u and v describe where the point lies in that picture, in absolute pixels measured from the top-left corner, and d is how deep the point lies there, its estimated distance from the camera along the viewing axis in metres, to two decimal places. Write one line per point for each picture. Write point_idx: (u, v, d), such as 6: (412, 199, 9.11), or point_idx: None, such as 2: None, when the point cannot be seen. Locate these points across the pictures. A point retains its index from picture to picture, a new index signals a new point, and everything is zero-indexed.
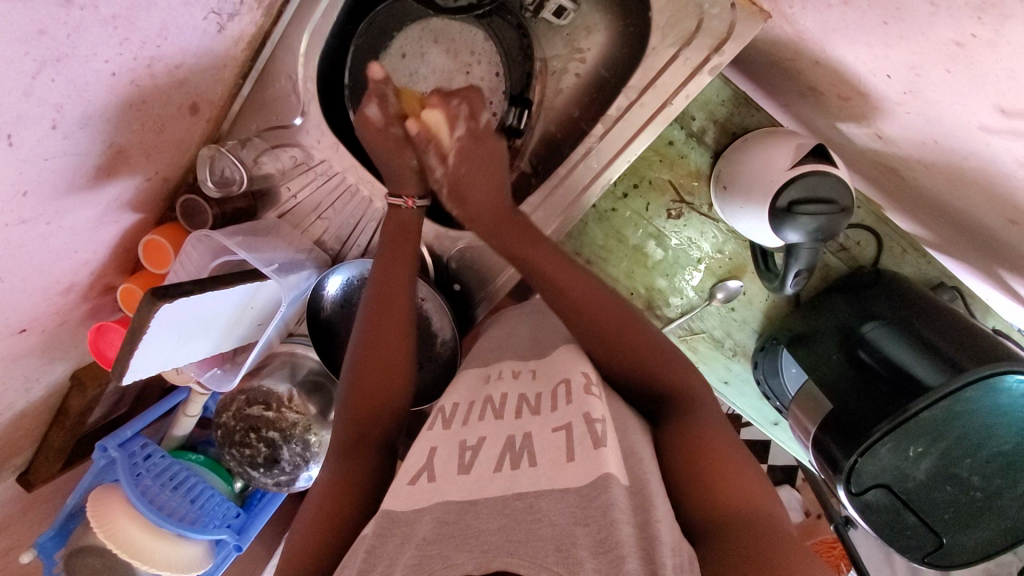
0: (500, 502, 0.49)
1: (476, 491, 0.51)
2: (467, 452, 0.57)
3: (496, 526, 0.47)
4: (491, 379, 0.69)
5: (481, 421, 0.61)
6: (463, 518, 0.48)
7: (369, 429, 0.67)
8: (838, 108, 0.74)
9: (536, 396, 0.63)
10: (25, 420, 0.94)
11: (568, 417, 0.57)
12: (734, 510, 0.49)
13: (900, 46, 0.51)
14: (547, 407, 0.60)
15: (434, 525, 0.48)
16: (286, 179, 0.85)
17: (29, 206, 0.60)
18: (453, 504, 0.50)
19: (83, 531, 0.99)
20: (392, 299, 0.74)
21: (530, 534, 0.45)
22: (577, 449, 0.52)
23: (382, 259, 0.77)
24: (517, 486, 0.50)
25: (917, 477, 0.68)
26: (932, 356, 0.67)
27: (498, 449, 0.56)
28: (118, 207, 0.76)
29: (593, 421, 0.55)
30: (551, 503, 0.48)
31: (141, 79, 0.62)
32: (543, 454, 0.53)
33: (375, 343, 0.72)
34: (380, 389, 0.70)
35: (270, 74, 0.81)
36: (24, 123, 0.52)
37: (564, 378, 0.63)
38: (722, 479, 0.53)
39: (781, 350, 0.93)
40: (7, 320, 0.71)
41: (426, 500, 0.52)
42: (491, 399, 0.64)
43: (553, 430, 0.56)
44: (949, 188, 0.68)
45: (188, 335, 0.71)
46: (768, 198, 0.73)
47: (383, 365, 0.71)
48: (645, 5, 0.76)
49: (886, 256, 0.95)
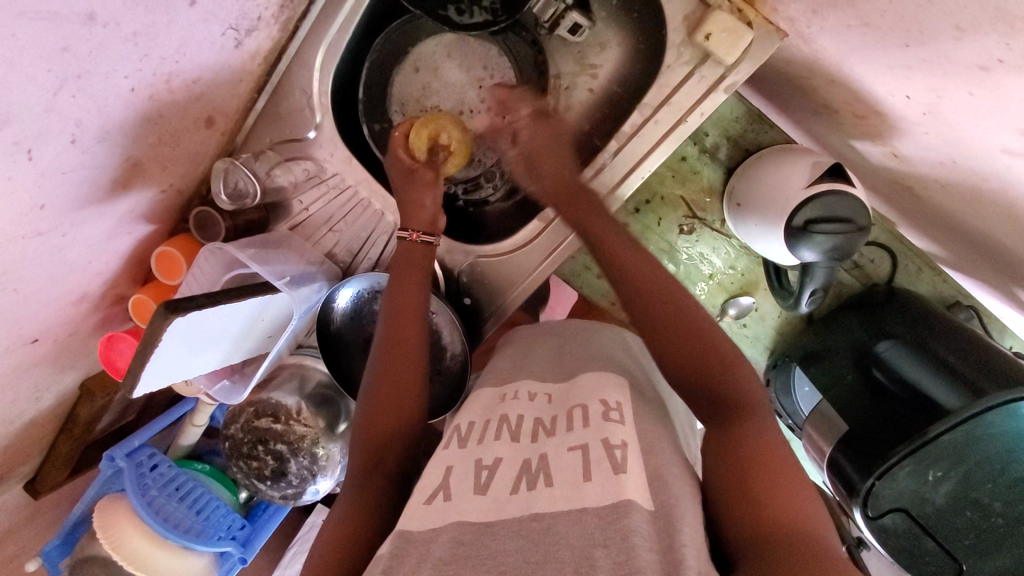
0: (517, 524, 0.48)
1: (495, 512, 0.51)
2: (484, 472, 0.56)
3: (514, 547, 0.46)
4: (507, 398, 0.68)
5: (496, 441, 0.60)
6: (481, 540, 0.47)
7: (382, 461, 0.66)
8: (853, 126, 0.74)
9: (551, 417, 0.62)
10: (35, 427, 0.94)
11: (586, 438, 0.56)
12: (789, 527, 0.45)
13: (921, 68, 0.50)
14: (562, 429, 0.60)
15: (450, 546, 0.47)
16: (298, 192, 0.86)
17: (46, 218, 0.61)
18: (470, 525, 0.49)
19: (88, 540, 0.98)
20: (402, 331, 0.73)
21: (550, 556, 0.45)
22: (594, 470, 0.52)
23: (393, 285, 0.76)
24: (534, 506, 0.50)
25: (936, 501, 0.65)
26: (947, 376, 0.68)
27: (516, 471, 0.55)
28: (133, 218, 0.77)
29: (610, 446, 0.54)
30: (571, 525, 0.47)
31: (160, 93, 0.63)
32: (560, 476, 0.53)
33: (387, 369, 0.71)
34: (391, 416, 0.69)
35: (285, 89, 0.81)
36: (44, 137, 0.53)
37: (581, 403, 0.62)
38: (778, 489, 0.48)
39: (794, 368, 0.92)
40: (19, 329, 0.71)
41: (440, 520, 0.51)
42: (506, 418, 0.63)
43: (568, 450, 0.56)
44: (966, 208, 0.68)
45: (201, 345, 0.71)
46: (785, 215, 0.72)
47: (395, 392, 0.70)
48: (659, 9, 0.72)
49: (901, 275, 0.93)
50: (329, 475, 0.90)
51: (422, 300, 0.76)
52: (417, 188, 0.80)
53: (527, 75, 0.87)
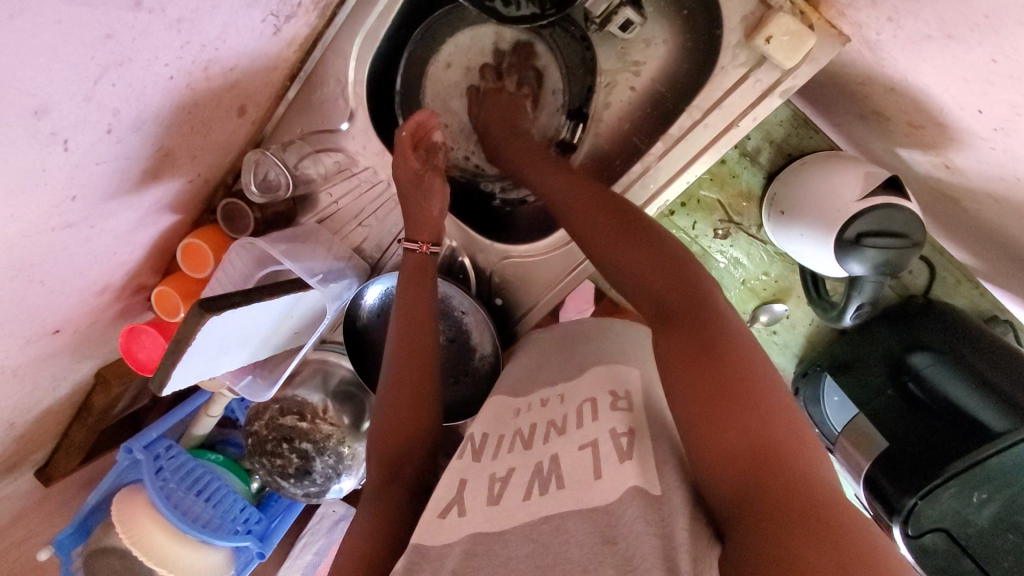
0: (527, 528, 0.45)
1: (503, 519, 0.48)
2: (495, 484, 0.53)
3: (523, 554, 0.43)
4: (518, 411, 0.63)
5: (510, 454, 0.57)
6: (490, 547, 0.45)
7: (400, 471, 0.65)
8: (904, 135, 0.71)
9: (562, 417, 0.58)
10: (50, 415, 0.92)
11: (594, 434, 0.51)
12: (785, 486, 0.40)
13: (1004, 85, 0.48)
14: (573, 426, 0.55)
15: (461, 558, 0.45)
16: (327, 184, 0.83)
17: (76, 210, 0.58)
18: (480, 535, 0.47)
19: (102, 532, 0.96)
20: (407, 331, 0.71)
21: (557, 558, 0.42)
22: (603, 465, 0.48)
23: (403, 293, 0.73)
24: (542, 509, 0.47)
25: (978, 522, 0.64)
26: (994, 397, 0.67)
27: (528, 474, 0.52)
28: (159, 208, 0.74)
29: (617, 436, 0.50)
30: (579, 522, 0.44)
31: (197, 82, 0.60)
32: (571, 476, 0.49)
33: (397, 373, 0.69)
34: (408, 424, 0.67)
35: (320, 77, 0.78)
36: (82, 128, 0.50)
37: (591, 396, 0.58)
38: (785, 447, 0.42)
39: (823, 376, 0.91)
40: (43, 320, 0.69)
41: (455, 534, 0.49)
42: (520, 431, 0.59)
43: (579, 449, 0.51)
44: (1018, 225, 0.66)
45: (228, 345, 0.69)
46: (836, 227, 0.70)
47: (407, 405, 0.68)
48: (715, 8, 0.69)
49: (938, 287, 0.92)
50: (354, 474, 0.89)
51: (433, 310, 0.72)
52: (427, 194, 0.77)
53: (575, 74, 0.85)
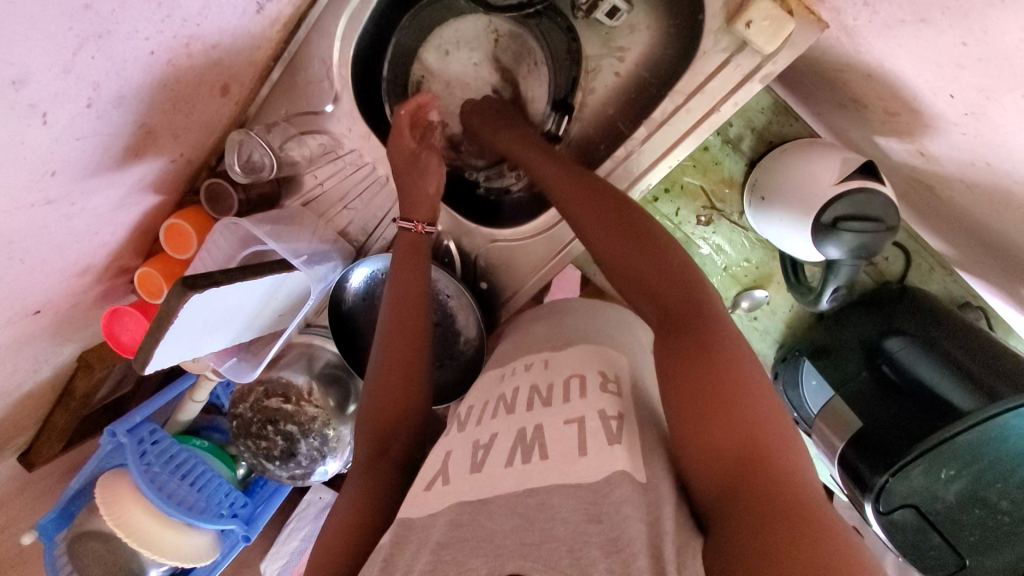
0: (512, 500, 0.45)
1: (488, 488, 0.47)
2: (479, 451, 0.52)
3: (510, 528, 0.43)
4: (505, 376, 0.64)
5: (494, 419, 0.56)
6: (477, 519, 0.44)
7: (388, 448, 0.65)
8: (881, 122, 0.73)
9: (547, 386, 0.57)
10: (31, 399, 0.92)
11: (581, 411, 0.52)
12: (767, 485, 0.41)
13: (974, 68, 0.50)
14: (559, 399, 0.55)
15: (447, 529, 0.45)
16: (312, 166, 0.83)
17: (56, 185, 0.58)
18: (466, 505, 0.46)
19: (85, 516, 0.95)
20: (402, 323, 0.71)
21: (544, 535, 0.41)
22: (590, 442, 0.48)
23: (393, 283, 0.73)
24: (530, 480, 0.46)
25: (947, 498, 0.66)
26: (963, 379, 0.69)
27: (512, 442, 0.51)
28: (141, 187, 0.73)
29: (607, 418, 0.50)
30: (564, 498, 0.43)
31: (178, 58, 0.59)
32: (555, 448, 0.48)
33: (389, 360, 0.69)
34: (396, 404, 0.67)
35: (304, 58, 0.78)
36: (60, 101, 0.50)
37: (579, 372, 0.58)
38: (770, 447, 0.44)
39: (802, 361, 0.93)
40: (23, 300, 0.69)
41: (440, 504, 0.48)
42: (503, 396, 0.59)
43: (565, 423, 0.51)
44: (989, 210, 0.68)
45: (212, 325, 0.69)
46: (813, 212, 0.72)
47: (394, 393, 0.68)
48: None
49: (913, 273, 0.94)
50: (339, 456, 0.90)
51: (421, 297, 0.73)
52: (423, 175, 0.77)
53: (561, 66, 0.85)
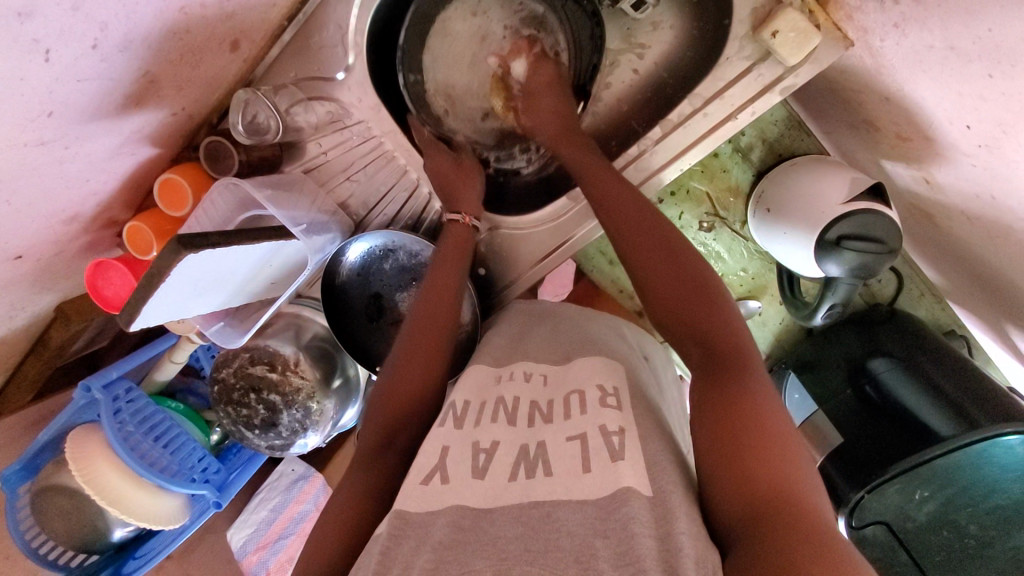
0: (517, 510, 0.45)
1: (493, 497, 0.47)
2: (481, 455, 0.52)
3: (514, 535, 0.42)
4: (502, 380, 0.62)
5: (493, 424, 0.56)
6: (479, 525, 0.44)
7: (392, 443, 0.63)
8: (890, 146, 0.74)
9: (547, 403, 0.57)
10: (3, 346, 0.89)
11: (583, 427, 0.52)
12: (795, 517, 0.40)
13: (995, 101, 0.50)
14: (559, 416, 0.55)
15: (448, 531, 0.44)
16: (317, 134, 0.81)
17: (52, 126, 0.55)
18: (468, 510, 0.46)
19: (52, 470, 0.93)
20: (425, 317, 0.70)
21: (549, 544, 0.41)
22: (593, 461, 0.48)
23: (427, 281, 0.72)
24: (534, 493, 0.46)
25: (918, 518, 0.68)
26: (946, 407, 0.70)
27: (513, 456, 0.51)
28: (138, 138, 0.71)
29: (608, 433, 0.50)
30: (570, 512, 0.43)
31: (191, 7, 0.57)
32: (558, 466, 0.49)
33: (409, 355, 0.68)
34: (409, 395, 0.66)
35: (319, 21, 0.76)
36: (65, 39, 0.47)
37: (578, 387, 0.58)
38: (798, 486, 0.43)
39: (787, 374, 0.96)
40: (5, 243, 0.66)
41: (439, 503, 0.47)
42: (502, 400, 0.58)
43: (566, 440, 0.51)
44: (984, 241, 0.69)
45: (202, 287, 0.67)
46: (818, 228, 0.72)
47: (408, 387, 0.66)
48: None
49: (903, 297, 0.96)
50: (320, 431, 0.89)
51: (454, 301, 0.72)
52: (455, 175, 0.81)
53: (583, 51, 0.84)
